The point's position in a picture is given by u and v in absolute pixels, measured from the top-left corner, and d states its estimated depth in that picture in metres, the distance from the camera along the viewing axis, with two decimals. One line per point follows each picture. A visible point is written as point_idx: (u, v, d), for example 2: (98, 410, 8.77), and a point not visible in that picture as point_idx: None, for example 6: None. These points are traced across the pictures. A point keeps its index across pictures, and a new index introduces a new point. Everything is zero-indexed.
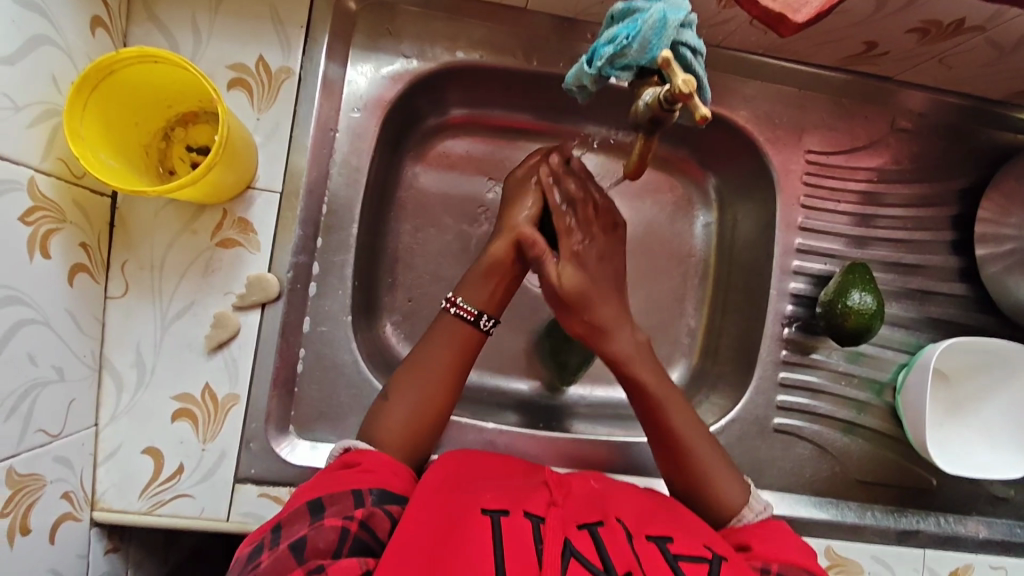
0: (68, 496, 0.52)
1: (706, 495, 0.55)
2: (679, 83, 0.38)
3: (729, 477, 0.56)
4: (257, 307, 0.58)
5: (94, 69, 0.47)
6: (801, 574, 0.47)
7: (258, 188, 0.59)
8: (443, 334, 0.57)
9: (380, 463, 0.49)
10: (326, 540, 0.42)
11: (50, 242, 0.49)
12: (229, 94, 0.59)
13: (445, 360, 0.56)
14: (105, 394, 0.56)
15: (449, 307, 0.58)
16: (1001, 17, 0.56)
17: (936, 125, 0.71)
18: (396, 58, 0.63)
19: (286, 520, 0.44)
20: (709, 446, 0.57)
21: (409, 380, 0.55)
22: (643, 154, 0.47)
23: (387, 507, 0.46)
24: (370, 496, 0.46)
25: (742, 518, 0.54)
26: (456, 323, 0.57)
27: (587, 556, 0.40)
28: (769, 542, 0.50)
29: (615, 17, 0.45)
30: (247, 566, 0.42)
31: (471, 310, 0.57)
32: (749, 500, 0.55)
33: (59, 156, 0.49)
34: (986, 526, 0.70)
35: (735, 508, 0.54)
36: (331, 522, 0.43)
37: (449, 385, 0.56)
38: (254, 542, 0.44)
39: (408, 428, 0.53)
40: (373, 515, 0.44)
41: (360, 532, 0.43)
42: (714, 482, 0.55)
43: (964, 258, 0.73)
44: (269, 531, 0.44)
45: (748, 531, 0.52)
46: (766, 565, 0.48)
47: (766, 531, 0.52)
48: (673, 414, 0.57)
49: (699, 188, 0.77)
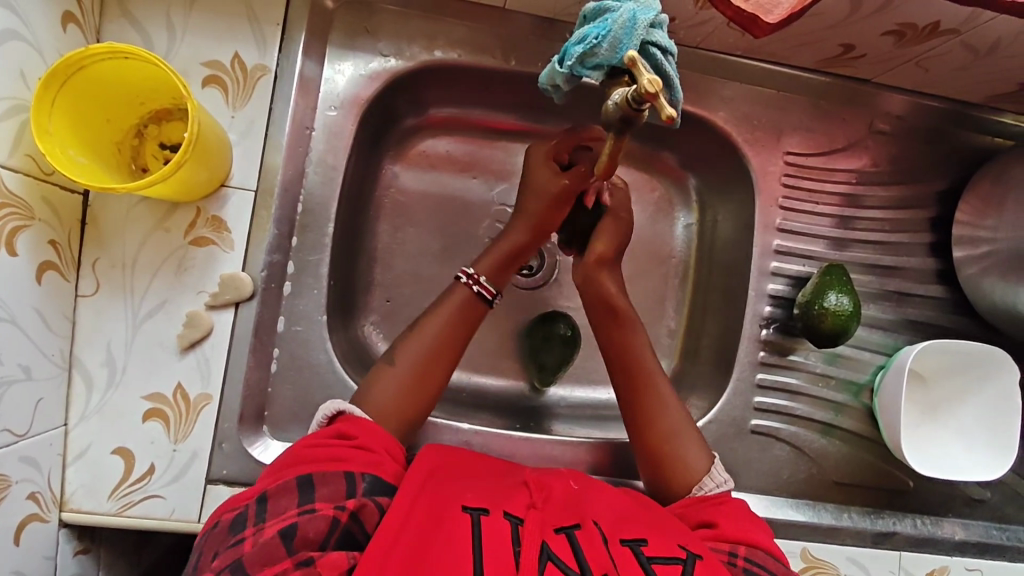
0: (35, 497, 0.51)
1: (669, 450, 0.57)
2: (645, 82, 0.37)
3: (694, 440, 0.57)
4: (231, 306, 0.58)
5: (62, 64, 0.47)
6: (771, 559, 0.48)
7: (233, 186, 0.58)
8: (450, 302, 0.58)
9: (375, 441, 0.49)
10: (316, 529, 0.41)
11: (17, 239, 0.48)
12: (203, 91, 0.58)
13: (446, 330, 0.57)
14: (75, 394, 0.56)
15: (468, 283, 0.59)
16: (976, 20, 0.56)
17: (914, 128, 0.71)
18: (374, 57, 0.63)
19: (273, 492, 0.43)
20: (680, 408, 0.59)
21: (411, 345, 0.56)
22: (614, 154, 0.47)
23: (379, 498, 0.44)
24: (362, 484, 0.45)
25: (703, 487, 0.55)
26: (472, 301, 0.58)
27: (563, 558, 0.40)
28: (735, 522, 0.51)
29: (587, 17, 0.45)
30: (230, 539, 0.41)
31: (489, 289, 0.59)
32: (711, 470, 0.56)
33: (27, 153, 0.49)
34: (963, 528, 0.70)
35: (696, 473, 0.56)
36: (323, 511, 0.42)
37: (448, 355, 0.57)
38: (239, 509, 0.43)
39: (407, 394, 0.54)
40: (364, 506, 0.43)
41: (349, 524, 0.42)
42: (681, 441, 0.57)
43: (941, 260, 0.73)
44: (255, 500, 0.43)
45: (710, 506, 0.53)
46: (734, 549, 0.48)
47: (728, 509, 0.52)
48: (655, 373, 0.60)
49: (679, 189, 0.77)
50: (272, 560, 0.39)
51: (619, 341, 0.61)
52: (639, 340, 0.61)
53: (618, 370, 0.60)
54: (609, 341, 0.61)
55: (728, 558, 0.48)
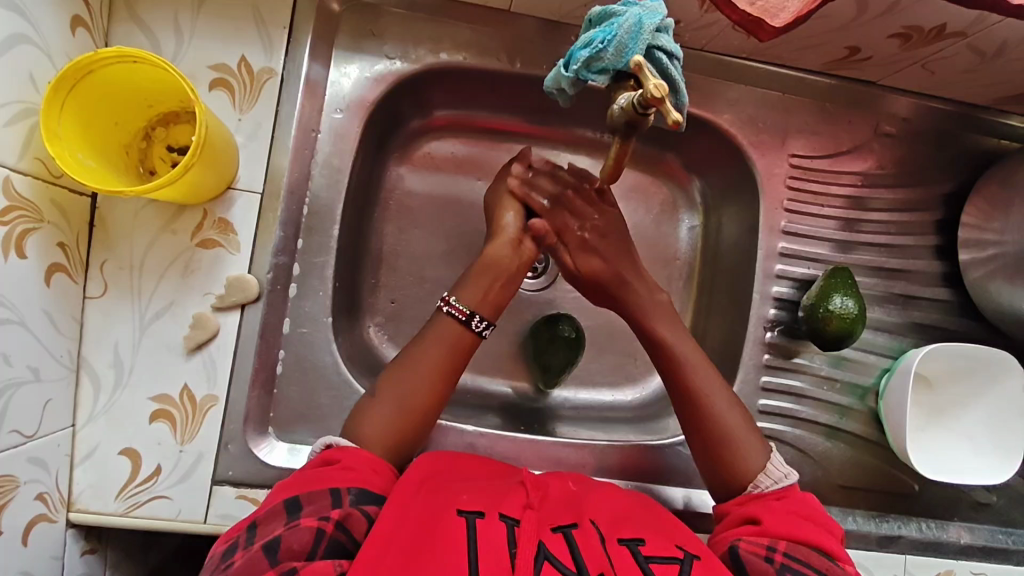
0: (43, 497, 0.52)
1: (723, 449, 0.56)
2: (651, 87, 0.37)
3: (751, 434, 0.57)
4: (237, 308, 0.58)
5: (72, 68, 0.47)
6: (815, 555, 0.48)
7: (239, 188, 0.59)
8: (435, 329, 0.58)
9: (360, 461, 0.49)
10: (301, 541, 0.42)
11: (26, 242, 0.48)
12: (210, 94, 0.58)
13: (433, 361, 0.56)
14: (84, 395, 0.56)
15: (441, 307, 0.58)
16: (983, 23, 0.56)
17: (921, 131, 0.71)
18: (379, 59, 0.63)
19: (261, 519, 0.44)
20: (732, 403, 0.58)
21: (399, 378, 0.55)
22: (620, 157, 0.47)
23: (365, 508, 0.46)
24: (347, 496, 0.46)
25: (760, 484, 0.55)
26: (452, 325, 0.57)
27: (560, 558, 0.40)
28: (780, 517, 0.51)
29: (593, 21, 0.45)
30: (220, 566, 0.42)
31: (464, 311, 0.58)
32: (769, 467, 0.56)
33: (36, 156, 0.49)
34: (968, 531, 0.70)
35: (754, 470, 0.55)
36: (306, 523, 0.43)
37: (438, 384, 0.56)
38: (230, 540, 0.44)
39: (398, 424, 0.54)
40: (350, 515, 0.44)
41: (335, 534, 0.43)
42: (734, 437, 0.57)
43: (947, 263, 0.73)
44: (244, 530, 0.44)
45: (763, 503, 0.53)
46: (774, 543, 0.49)
47: (783, 505, 0.52)
48: (702, 371, 0.59)
49: (684, 191, 0.77)
50: (258, 571, 0.40)
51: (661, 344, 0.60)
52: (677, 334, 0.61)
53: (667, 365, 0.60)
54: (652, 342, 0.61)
55: (768, 551, 0.48)
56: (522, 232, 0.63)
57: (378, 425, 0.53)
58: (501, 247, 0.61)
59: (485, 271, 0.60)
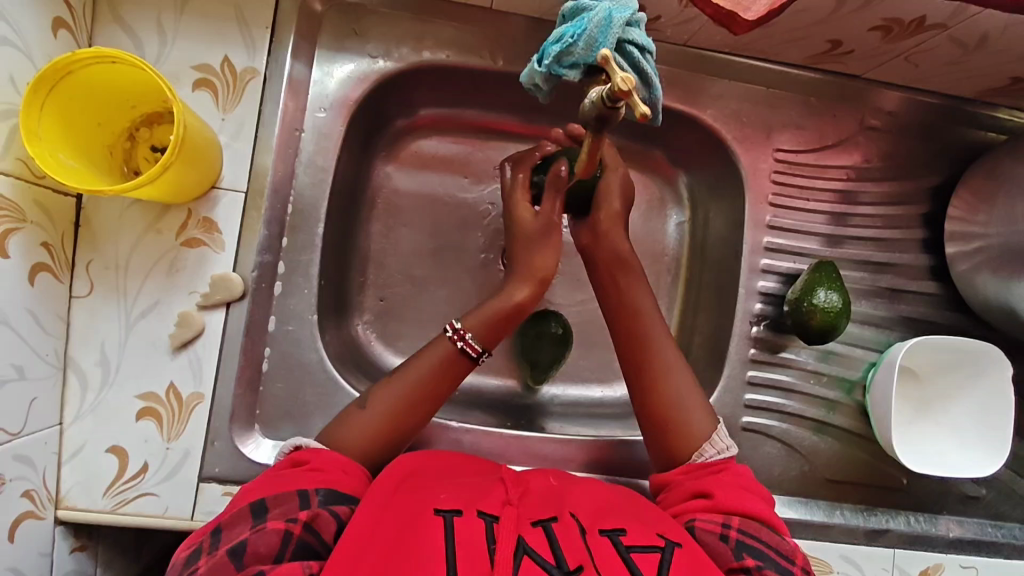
0: (30, 495, 0.52)
1: (669, 417, 0.57)
2: (618, 80, 0.37)
3: (700, 405, 0.57)
4: (222, 306, 0.59)
5: (50, 69, 0.47)
6: (767, 531, 0.48)
7: (223, 187, 0.59)
8: (436, 353, 0.57)
9: (331, 463, 0.50)
10: (268, 544, 0.42)
11: (9, 241, 0.49)
12: (194, 94, 0.59)
13: (428, 383, 0.56)
14: (70, 393, 0.57)
15: (453, 338, 0.57)
16: (962, 14, 0.56)
17: (907, 124, 0.71)
18: (363, 58, 0.63)
19: (226, 523, 0.44)
20: (683, 375, 0.58)
21: (392, 394, 0.55)
22: (593, 151, 0.47)
23: (333, 508, 0.46)
24: (315, 497, 0.46)
25: (703, 453, 0.55)
26: (455, 356, 0.57)
27: (539, 552, 0.39)
28: (728, 490, 0.51)
29: (566, 16, 0.45)
30: (185, 571, 0.41)
31: (476, 347, 0.57)
32: (714, 436, 0.56)
33: (18, 157, 0.49)
34: (957, 525, 0.70)
35: (699, 437, 0.55)
36: (273, 525, 0.43)
37: (430, 404, 0.56)
38: (192, 545, 0.43)
39: (382, 436, 0.54)
40: (318, 516, 0.44)
41: (303, 535, 0.43)
42: (683, 406, 0.57)
43: (935, 256, 0.73)
44: (209, 534, 0.44)
45: (709, 475, 0.53)
46: (728, 520, 0.48)
47: (726, 478, 0.52)
48: (658, 341, 0.59)
49: (672, 187, 0.77)
50: None
51: (629, 313, 0.61)
52: (643, 301, 0.61)
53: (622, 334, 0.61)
54: (619, 317, 0.61)
55: (722, 528, 0.48)
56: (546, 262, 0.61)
57: (364, 435, 0.53)
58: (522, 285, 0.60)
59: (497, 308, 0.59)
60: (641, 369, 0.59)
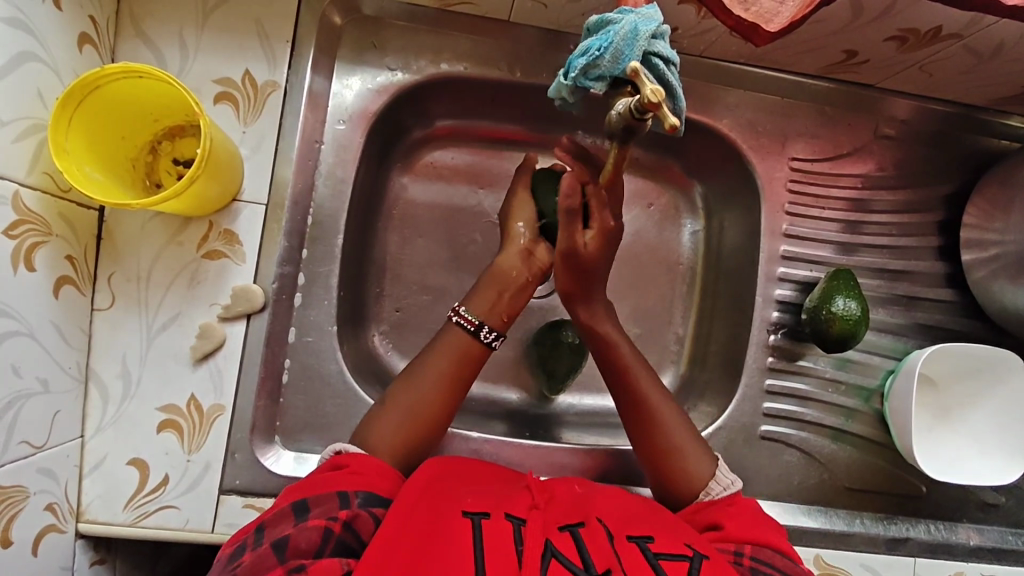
0: (52, 508, 0.52)
1: (670, 463, 0.56)
2: (648, 92, 0.38)
3: (698, 445, 0.57)
4: (243, 318, 0.59)
5: (79, 84, 0.48)
6: (780, 557, 0.47)
7: (244, 200, 0.59)
8: (448, 341, 0.57)
9: (369, 466, 0.49)
10: (308, 540, 0.41)
11: (35, 255, 0.49)
12: (215, 107, 0.59)
13: (447, 372, 0.56)
14: (91, 406, 0.57)
15: (452, 317, 0.58)
16: (978, 24, 0.57)
17: (920, 132, 0.71)
18: (381, 70, 0.64)
19: (270, 521, 0.44)
20: (682, 419, 0.58)
21: (413, 389, 0.55)
22: (619, 160, 0.48)
23: (373, 510, 0.45)
24: (355, 499, 0.45)
25: (709, 492, 0.55)
26: (466, 338, 0.57)
27: (567, 556, 0.39)
28: (739, 522, 0.50)
29: (591, 29, 0.45)
30: (228, 567, 0.41)
31: (472, 320, 0.58)
32: (716, 474, 0.55)
33: (44, 171, 0.50)
34: (977, 533, 0.69)
35: (702, 478, 0.55)
36: (314, 522, 0.43)
37: (453, 393, 0.56)
38: (236, 542, 0.44)
39: (408, 433, 0.54)
40: (357, 516, 0.44)
41: (343, 534, 0.43)
42: (686, 451, 0.56)
43: (950, 264, 0.73)
44: (251, 532, 0.44)
45: (718, 508, 0.52)
46: (741, 548, 0.47)
47: (737, 510, 0.52)
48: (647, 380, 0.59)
49: (685, 196, 0.78)
50: (264, 569, 0.40)
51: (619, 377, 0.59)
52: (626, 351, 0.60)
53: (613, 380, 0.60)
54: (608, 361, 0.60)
55: (736, 557, 0.47)
56: (534, 241, 0.60)
57: (392, 430, 0.53)
58: (512, 257, 0.60)
59: (493, 280, 0.59)
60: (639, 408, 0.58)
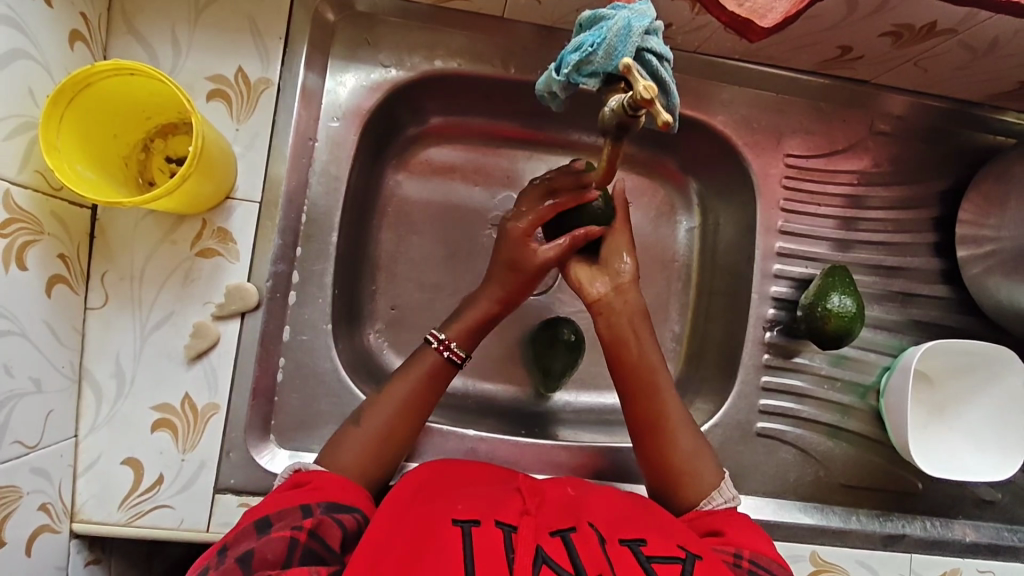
0: (46, 508, 0.52)
1: (683, 468, 0.55)
2: (641, 88, 0.38)
3: (707, 455, 0.56)
4: (237, 316, 0.59)
5: (70, 82, 0.48)
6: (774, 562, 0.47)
7: (237, 198, 0.59)
8: (420, 362, 0.58)
9: (329, 481, 0.49)
10: (275, 550, 0.41)
11: (27, 254, 0.49)
12: (208, 105, 0.59)
13: (413, 394, 0.57)
14: (85, 405, 0.56)
15: (440, 349, 0.58)
16: (973, 20, 0.56)
17: (916, 128, 0.71)
18: (375, 68, 0.64)
19: (231, 541, 0.42)
20: (693, 429, 0.57)
21: (379, 406, 0.56)
22: (614, 157, 0.48)
23: (336, 516, 0.45)
24: (317, 508, 0.46)
25: (711, 500, 0.54)
26: (442, 366, 0.58)
27: (559, 562, 0.39)
28: (740, 529, 0.50)
29: (583, 25, 0.45)
30: None
31: (459, 354, 0.58)
32: (719, 485, 0.55)
33: (36, 169, 0.49)
34: (973, 529, 0.69)
35: (706, 487, 0.55)
36: (279, 533, 0.42)
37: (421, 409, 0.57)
38: (200, 566, 0.41)
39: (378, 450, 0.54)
40: (321, 523, 0.44)
41: (309, 542, 0.42)
42: (696, 459, 0.56)
43: (946, 260, 0.73)
44: (213, 555, 0.42)
45: (719, 516, 0.52)
46: (739, 551, 0.47)
47: (736, 518, 0.51)
48: (667, 389, 0.58)
49: (681, 193, 0.77)
50: None
51: (642, 383, 0.58)
52: (654, 358, 0.58)
53: (625, 382, 0.58)
54: (621, 362, 0.58)
55: (734, 558, 0.47)
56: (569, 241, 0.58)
57: (357, 450, 0.53)
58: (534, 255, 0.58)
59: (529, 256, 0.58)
60: (650, 415, 0.57)
